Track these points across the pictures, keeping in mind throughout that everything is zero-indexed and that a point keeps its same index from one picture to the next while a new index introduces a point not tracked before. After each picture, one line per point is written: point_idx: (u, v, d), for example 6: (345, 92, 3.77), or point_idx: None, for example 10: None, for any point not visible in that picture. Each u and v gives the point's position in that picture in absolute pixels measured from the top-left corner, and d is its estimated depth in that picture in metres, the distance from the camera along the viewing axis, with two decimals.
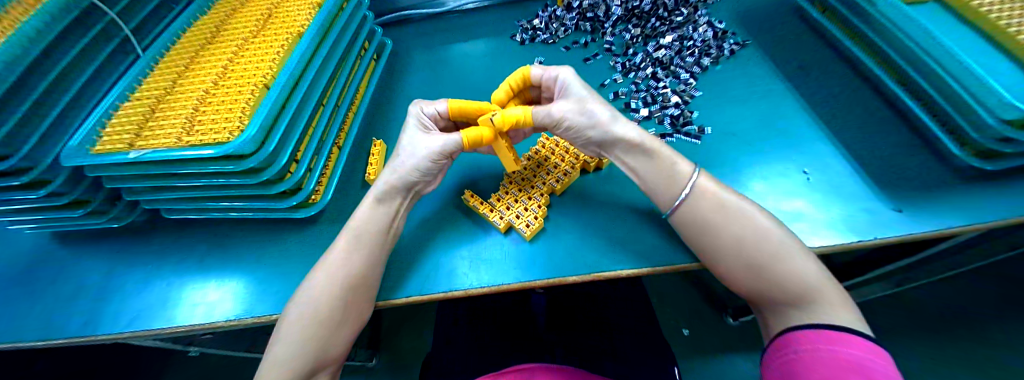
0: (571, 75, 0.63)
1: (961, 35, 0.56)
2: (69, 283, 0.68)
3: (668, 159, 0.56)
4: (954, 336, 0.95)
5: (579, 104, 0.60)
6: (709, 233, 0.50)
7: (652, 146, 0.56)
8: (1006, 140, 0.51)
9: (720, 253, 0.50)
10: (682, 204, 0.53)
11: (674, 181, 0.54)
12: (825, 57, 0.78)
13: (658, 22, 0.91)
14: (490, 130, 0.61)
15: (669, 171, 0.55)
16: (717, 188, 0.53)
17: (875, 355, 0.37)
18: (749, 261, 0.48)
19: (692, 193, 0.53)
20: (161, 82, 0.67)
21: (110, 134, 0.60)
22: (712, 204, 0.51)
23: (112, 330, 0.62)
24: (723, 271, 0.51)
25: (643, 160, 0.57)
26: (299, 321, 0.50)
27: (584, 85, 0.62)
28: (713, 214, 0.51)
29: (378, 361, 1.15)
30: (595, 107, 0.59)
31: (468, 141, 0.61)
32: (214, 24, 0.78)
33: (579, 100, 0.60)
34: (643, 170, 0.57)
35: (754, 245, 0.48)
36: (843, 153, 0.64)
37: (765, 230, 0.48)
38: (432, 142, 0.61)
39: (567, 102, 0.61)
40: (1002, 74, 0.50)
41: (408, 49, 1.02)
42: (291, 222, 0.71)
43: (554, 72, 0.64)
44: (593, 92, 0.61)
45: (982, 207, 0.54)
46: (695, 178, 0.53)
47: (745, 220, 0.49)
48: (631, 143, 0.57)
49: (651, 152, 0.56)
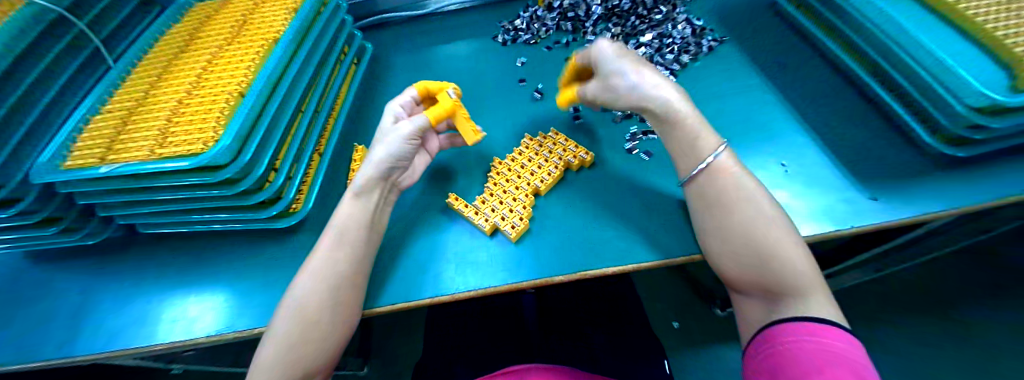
0: (602, 49, 0.63)
1: (928, 26, 0.57)
2: (42, 304, 0.66)
3: (692, 129, 0.56)
4: (934, 320, 0.98)
5: (605, 80, 0.63)
6: (721, 209, 0.51)
7: (678, 115, 0.56)
8: (976, 127, 0.52)
9: (719, 238, 0.51)
10: (695, 177, 0.55)
11: (696, 152, 0.55)
12: (801, 51, 0.80)
13: (638, 20, 0.92)
14: (448, 104, 0.66)
15: (693, 141, 0.56)
16: (736, 170, 0.53)
17: (854, 347, 0.38)
18: (752, 243, 0.48)
19: (708, 169, 0.54)
20: (132, 93, 0.65)
21: (80, 149, 0.58)
22: (719, 184, 0.53)
23: (88, 351, 0.60)
24: (724, 253, 0.51)
25: (669, 130, 0.58)
26: (285, 331, 0.49)
27: (613, 57, 0.62)
28: (720, 193, 0.52)
29: (369, 370, 1.13)
30: (619, 81, 0.60)
31: (434, 119, 0.64)
32: (187, 32, 0.76)
33: (606, 75, 0.62)
34: (670, 140, 0.58)
35: (759, 228, 0.48)
36: (820, 144, 0.66)
37: (770, 218, 0.49)
38: (404, 124, 0.61)
39: (597, 79, 0.65)
40: (970, 62, 0.52)
41: (389, 53, 1.01)
42: (273, 232, 0.69)
43: (589, 48, 0.66)
44: (621, 61, 0.61)
45: (956, 193, 0.55)
46: (717, 154, 0.54)
47: (753, 205, 0.50)
48: (656, 113, 0.58)
49: (675, 121, 0.56)
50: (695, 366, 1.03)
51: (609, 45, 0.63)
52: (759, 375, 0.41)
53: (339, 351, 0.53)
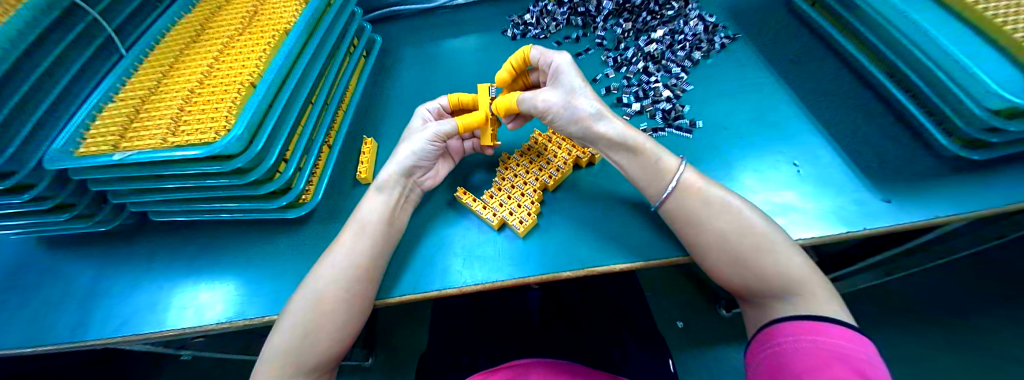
0: (565, 63, 0.63)
1: (950, 26, 0.56)
2: (56, 288, 0.67)
3: (653, 156, 0.57)
4: (942, 324, 0.97)
5: (564, 97, 0.61)
6: (696, 225, 0.52)
7: (636, 143, 0.57)
8: (994, 130, 0.51)
9: (704, 254, 0.51)
10: (667, 198, 0.55)
11: (658, 177, 0.56)
12: (816, 50, 0.78)
13: (650, 16, 0.91)
14: (482, 116, 0.65)
15: (653, 169, 0.56)
16: (702, 185, 0.54)
17: (859, 346, 0.37)
18: (734, 254, 0.48)
19: (677, 188, 0.54)
20: (145, 81, 0.66)
21: (94, 136, 0.58)
22: (696, 198, 0.53)
23: (100, 335, 0.61)
24: (711, 267, 0.51)
25: (625, 156, 0.59)
26: (295, 320, 0.49)
27: (575, 78, 0.62)
28: (697, 208, 0.52)
29: (373, 361, 1.14)
30: (580, 102, 0.60)
31: (463, 127, 0.63)
32: (200, 21, 0.76)
33: (566, 91, 0.61)
34: (628, 166, 0.59)
35: (738, 238, 0.48)
36: (833, 145, 0.65)
37: (748, 224, 0.49)
38: (431, 126, 0.63)
39: (554, 92, 0.62)
40: (993, 65, 0.51)
41: (398, 46, 1.01)
42: (282, 222, 0.70)
43: (549, 59, 0.65)
44: (582, 85, 0.61)
45: (971, 198, 0.54)
46: (679, 175, 0.54)
47: (730, 214, 0.50)
48: (613, 141, 0.59)
49: (633, 148, 0.58)
50: (698, 365, 1.03)
51: (568, 63, 0.63)
52: (760, 375, 0.40)
53: (350, 340, 0.53)
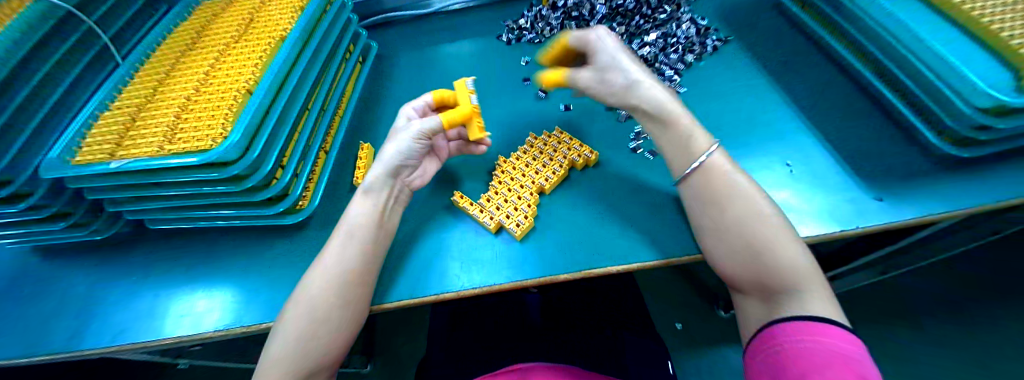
0: (602, 41, 0.67)
1: (937, 27, 0.57)
2: (52, 298, 0.67)
3: (686, 132, 0.57)
4: (938, 320, 0.98)
5: (601, 72, 0.66)
6: (716, 206, 0.52)
7: (670, 116, 0.59)
8: (983, 127, 0.52)
9: (718, 237, 0.51)
10: (690, 173, 0.55)
11: (687, 151, 0.56)
12: (806, 51, 0.79)
13: (643, 20, 0.92)
14: (466, 110, 0.65)
15: (684, 142, 0.57)
16: (729, 167, 0.54)
17: (855, 346, 0.38)
18: (748, 241, 0.48)
19: (701, 166, 0.55)
20: (142, 89, 0.66)
21: (90, 145, 0.58)
22: (719, 178, 0.53)
23: (97, 345, 0.60)
24: (721, 253, 0.51)
25: (659, 128, 0.60)
26: (292, 326, 0.49)
27: (612, 51, 0.65)
28: (719, 190, 0.52)
29: (372, 367, 1.14)
30: (614, 76, 0.64)
31: (449, 122, 0.63)
32: (196, 30, 0.77)
33: (603, 67, 0.66)
34: (660, 137, 0.61)
35: (755, 226, 0.49)
36: (826, 144, 0.66)
37: (766, 216, 0.49)
38: (415, 123, 0.63)
39: (593, 69, 0.68)
40: (979, 64, 0.51)
41: (394, 51, 1.02)
42: (279, 228, 0.70)
43: (588, 37, 0.69)
44: (620, 56, 0.65)
45: (963, 195, 0.55)
46: (711, 153, 0.55)
47: (749, 202, 0.51)
48: (648, 111, 0.61)
49: (669, 117, 0.59)
50: (699, 367, 1.03)
51: (603, 37, 0.67)
52: (760, 376, 0.40)
53: (349, 346, 0.53)
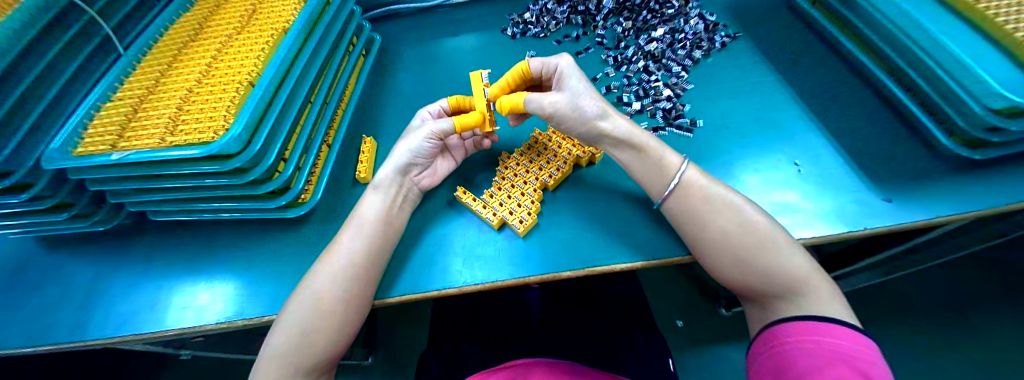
0: (566, 67, 0.64)
1: (951, 26, 0.56)
2: (55, 288, 0.67)
3: (656, 154, 0.57)
4: (941, 322, 0.98)
5: (572, 97, 0.60)
6: (698, 223, 0.52)
7: (640, 142, 0.58)
8: (994, 129, 0.51)
9: (706, 252, 0.51)
10: (668, 196, 0.55)
11: (661, 174, 0.56)
12: (815, 49, 0.78)
13: (651, 15, 0.91)
14: (478, 115, 0.65)
15: (656, 166, 0.57)
16: (705, 181, 0.54)
17: (859, 344, 0.37)
18: (735, 253, 0.48)
19: (679, 185, 0.54)
20: (144, 80, 0.65)
21: (92, 136, 0.58)
22: (698, 195, 0.53)
23: (100, 335, 0.61)
24: (712, 265, 0.51)
25: (630, 156, 0.59)
26: (295, 320, 0.49)
27: (576, 80, 0.62)
28: (700, 206, 0.52)
29: (373, 359, 1.15)
30: (585, 102, 0.60)
31: (461, 126, 0.63)
32: (198, 20, 0.76)
33: (572, 93, 0.61)
34: (632, 165, 0.59)
35: (740, 236, 0.48)
36: (835, 144, 0.65)
37: (751, 222, 0.49)
38: (430, 123, 0.64)
39: (561, 93, 0.62)
40: (994, 65, 0.50)
41: (397, 44, 1.01)
42: (282, 222, 0.70)
43: (553, 64, 0.67)
44: (584, 86, 0.62)
45: (973, 197, 0.54)
46: (684, 169, 0.55)
47: (732, 211, 0.50)
48: (618, 139, 0.59)
49: (639, 144, 0.58)
50: (699, 365, 1.03)
51: (564, 65, 0.65)
52: (761, 376, 0.41)
53: (350, 338, 0.53)
